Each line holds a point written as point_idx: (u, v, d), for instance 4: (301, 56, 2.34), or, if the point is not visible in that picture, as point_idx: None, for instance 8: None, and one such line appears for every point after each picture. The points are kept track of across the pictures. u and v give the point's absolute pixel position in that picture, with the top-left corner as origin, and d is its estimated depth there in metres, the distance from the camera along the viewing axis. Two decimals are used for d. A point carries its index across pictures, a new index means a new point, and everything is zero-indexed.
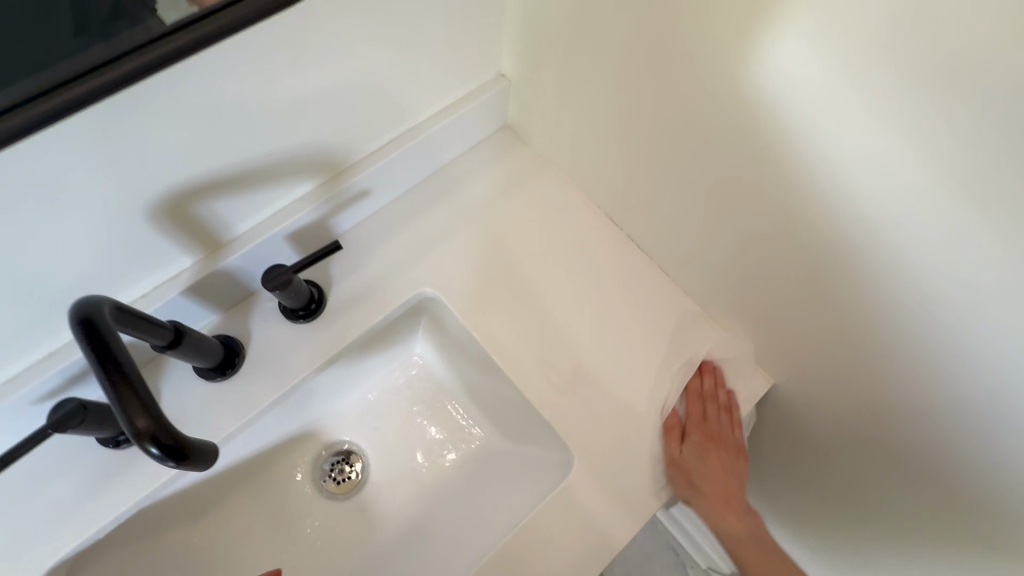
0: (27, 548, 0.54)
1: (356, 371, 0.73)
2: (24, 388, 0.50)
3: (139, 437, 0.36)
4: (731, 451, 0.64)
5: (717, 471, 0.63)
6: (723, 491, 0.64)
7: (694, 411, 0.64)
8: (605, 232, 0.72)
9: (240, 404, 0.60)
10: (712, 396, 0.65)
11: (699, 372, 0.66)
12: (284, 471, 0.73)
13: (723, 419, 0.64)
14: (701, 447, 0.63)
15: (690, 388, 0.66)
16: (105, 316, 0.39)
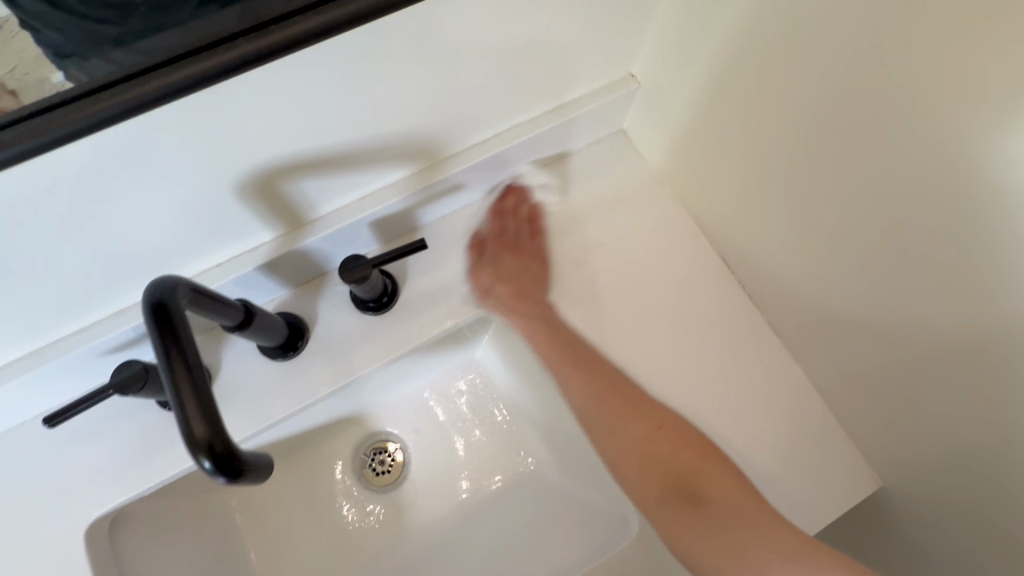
0: (76, 493, 0.54)
1: (413, 367, 0.70)
2: (95, 340, 0.50)
3: (194, 446, 0.33)
4: (525, 252, 0.62)
5: (517, 269, 0.61)
6: (521, 285, 0.60)
7: (495, 230, 0.63)
8: (507, 188, 0.64)
9: (296, 389, 0.57)
10: (514, 213, 0.63)
11: (503, 192, 0.64)
12: (326, 452, 0.71)
13: (524, 230, 0.63)
14: (497, 256, 0.62)
15: (490, 211, 0.64)
16: (178, 301, 0.36)
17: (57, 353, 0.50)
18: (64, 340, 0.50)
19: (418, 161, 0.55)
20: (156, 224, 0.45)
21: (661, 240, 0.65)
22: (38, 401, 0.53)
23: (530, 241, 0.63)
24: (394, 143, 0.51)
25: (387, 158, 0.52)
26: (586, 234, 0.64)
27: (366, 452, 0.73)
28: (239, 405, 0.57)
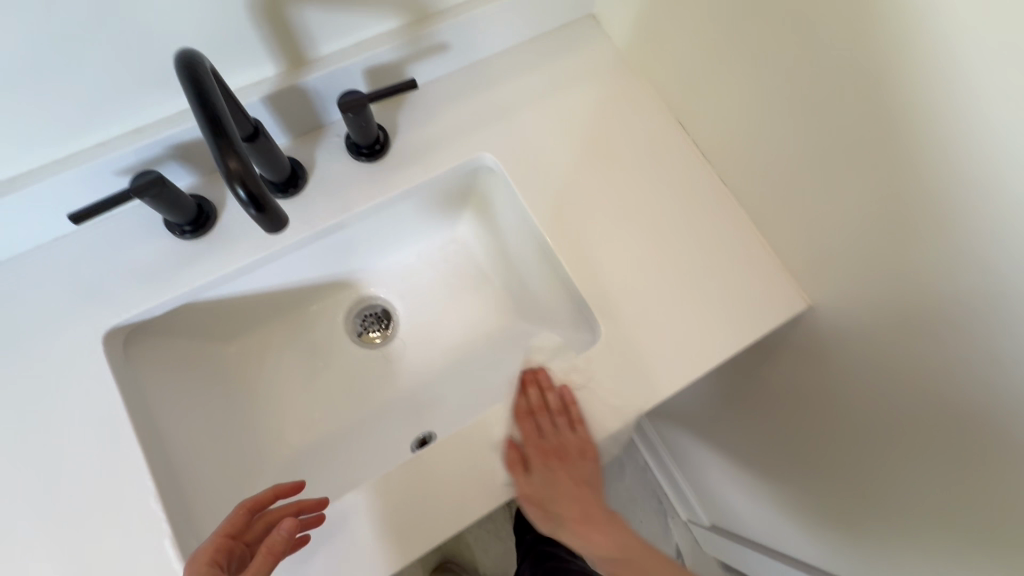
0: (90, 307, 0.59)
1: (401, 232, 0.76)
2: (109, 155, 0.55)
3: (229, 178, 0.39)
4: (572, 455, 0.65)
5: (560, 483, 0.65)
6: (579, 502, 0.66)
7: (525, 436, 0.63)
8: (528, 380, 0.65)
9: (296, 224, 0.63)
10: (541, 407, 0.64)
11: (526, 384, 0.65)
12: (320, 312, 0.77)
13: (559, 422, 0.63)
14: (545, 466, 0.64)
15: (530, 400, 0.64)
16: (206, 67, 0.42)
17: (78, 162, 0.55)
18: (86, 153, 0.55)
19: (409, 14, 0.61)
20: (170, 34, 0.51)
21: (626, 108, 0.72)
22: (46, 214, 0.57)
23: (584, 457, 0.65)
24: None
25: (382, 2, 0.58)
26: (560, 100, 0.71)
27: (356, 314, 0.79)
28: (242, 235, 0.62)
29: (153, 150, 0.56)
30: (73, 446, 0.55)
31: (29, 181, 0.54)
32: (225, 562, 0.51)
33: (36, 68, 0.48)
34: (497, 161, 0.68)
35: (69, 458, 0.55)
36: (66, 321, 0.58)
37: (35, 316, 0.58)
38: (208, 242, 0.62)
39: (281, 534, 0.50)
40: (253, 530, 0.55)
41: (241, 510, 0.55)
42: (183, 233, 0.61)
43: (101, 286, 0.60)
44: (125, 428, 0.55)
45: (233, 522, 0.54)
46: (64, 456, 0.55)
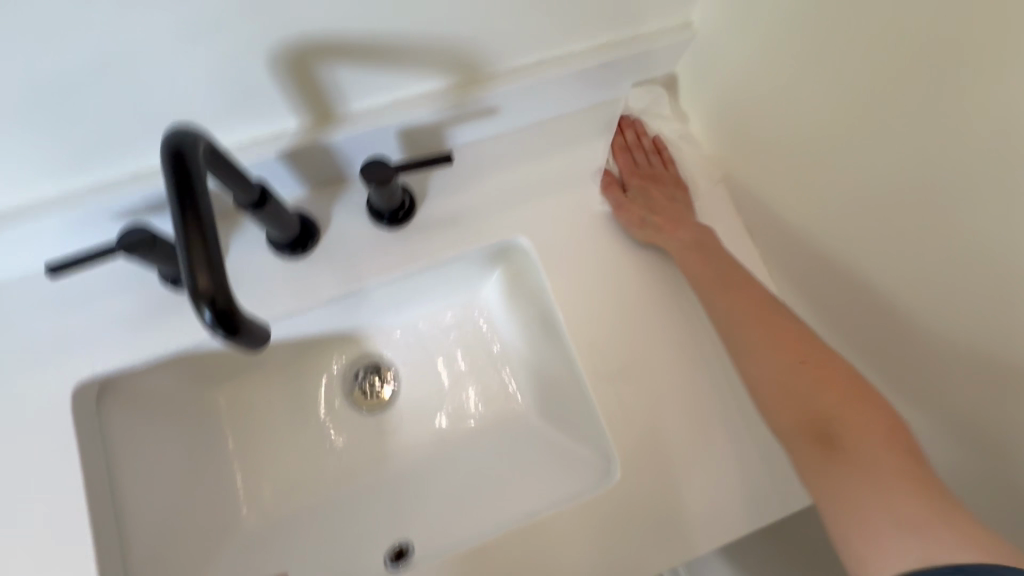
0: (66, 354, 0.54)
1: (418, 294, 0.69)
2: (105, 200, 0.49)
3: (197, 296, 0.33)
4: (667, 182, 0.65)
5: (664, 198, 0.63)
6: (673, 213, 0.61)
7: (625, 164, 0.66)
8: (622, 126, 0.68)
9: (302, 288, 0.57)
10: (638, 146, 0.67)
11: (619, 129, 0.68)
12: (318, 364, 0.71)
13: (654, 160, 0.67)
14: (642, 187, 0.64)
15: (614, 147, 0.67)
16: (198, 152, 0.36)
17: (68, 206, 0.49)
18: (78, 197, 0.50)
19: (456, 75, 0.53)
20: (183, 86, 0.44)
21: (690, 202, 0.63)
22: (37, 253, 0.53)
23: (677, 187, 0.64)
24: (436, 47, 0.49)
25: (426, 61, 0.50)
26: (614, 185, 0.62)
27: (354, 375, 0.72)
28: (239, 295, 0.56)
29: (154, 197, 0.51)
30: (20, 515, 0.50)
31: (14, 219, 0.49)
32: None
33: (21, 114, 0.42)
34: (530, 247, 0.60)
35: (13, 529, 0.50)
36: (38, 365, 0.53)
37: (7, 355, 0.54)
38: None
39: None
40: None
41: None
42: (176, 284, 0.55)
43: (79, 331, 0.55)
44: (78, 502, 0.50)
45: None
46: (7, 525, 0.50)
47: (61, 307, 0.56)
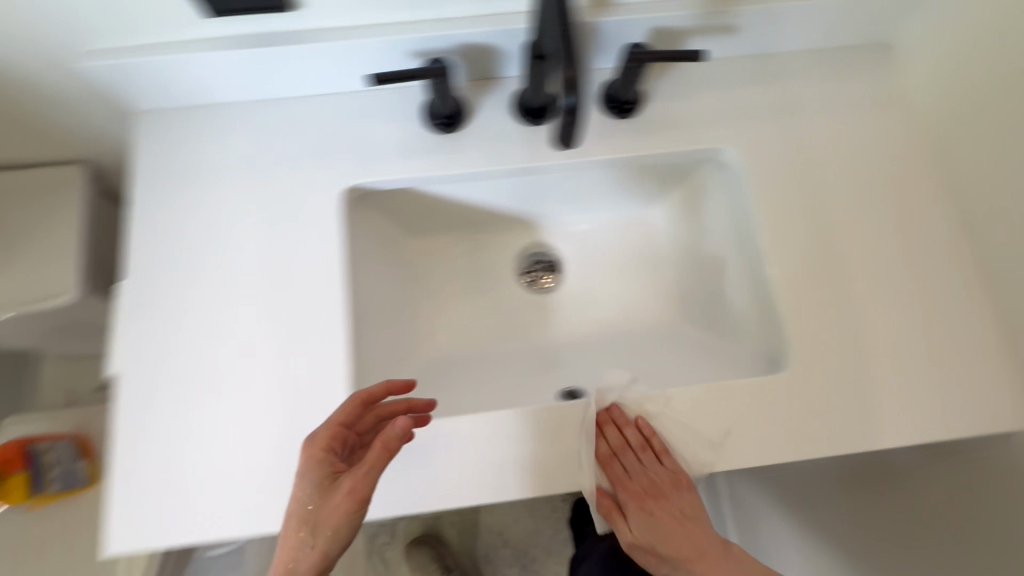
0: (337, 164, 0.63)
1: (603, 197, 0.77)
2: (408, 35, 0.57)
3: None
4: (668, 490, 0.60)
5: (682, 534, 0.61)
6: (685, 531, 0.61)
7: (633, 490, 0.61)
8: (599, 417, 0.60)
9: (533, 152, 0.65)
10: (623, 446, 0.60)
11: (600, 430, 0.60)
12: (497, 240, 0.80)
13: (637, 462, 0.60)
14: (678, 517, 0.61)
15: (601, 457, 0.60)
16: None
17: (384, 31, 0.58)
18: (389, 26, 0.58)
19: None
20: None
21: (890, 149, 0.67)
22: (332, 67, 0.61)
23: (679, 488, 0.61)
24: None
25: None
26: (821, 122, 0.67)
27: (525, 257, 0.81)
28: (486, 147, 0.64)
29: (444, 43, 0.58)
30: (290, 280, 0.60)
31: (332, 37, 0.58)
32: (340, 447, 0.54)
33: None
34: (740, 158, 0.65)
35: (282, 290, 0.59)
36: (313, 170, 0.63)
37: (285, 156, 0.63)
38: (454, 142, 0.64)
39: (395, 430, 0.51)
40: (363, 421, 0.57)
41: (355, 405, 0.55)
42: (435, 123, 0.64)
43: (345, 148, 0.63)
44: (338, 277, 0.60)
45: (348, 413, 0.54)
46: (279, 286, 0.60)
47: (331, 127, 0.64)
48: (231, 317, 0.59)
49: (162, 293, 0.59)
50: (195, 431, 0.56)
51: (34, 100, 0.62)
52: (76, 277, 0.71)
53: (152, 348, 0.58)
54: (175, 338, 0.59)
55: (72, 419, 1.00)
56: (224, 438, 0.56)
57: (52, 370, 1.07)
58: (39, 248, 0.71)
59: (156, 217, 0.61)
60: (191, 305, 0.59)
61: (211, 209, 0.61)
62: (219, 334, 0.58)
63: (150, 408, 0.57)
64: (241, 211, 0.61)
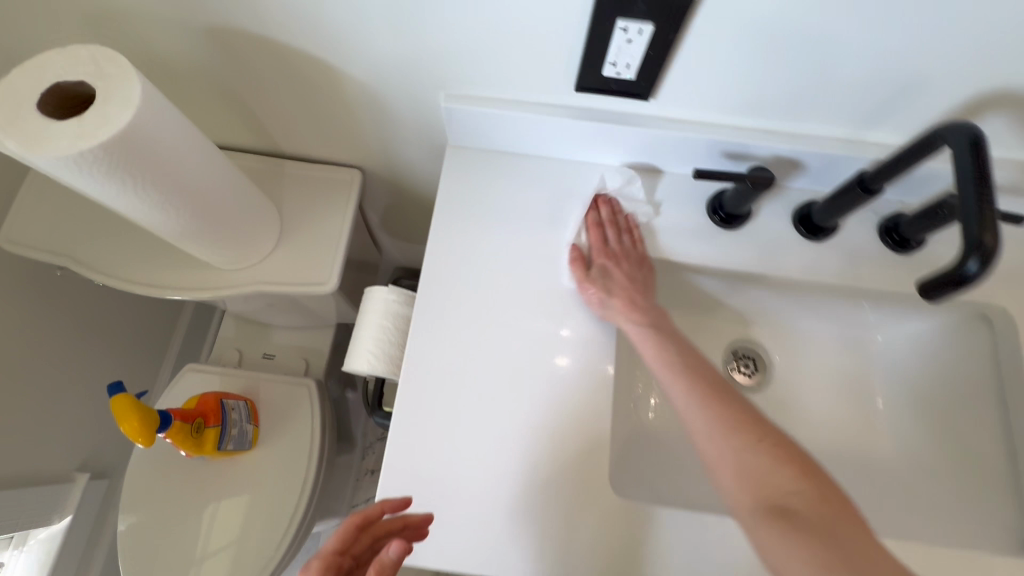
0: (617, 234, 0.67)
1: (836, 313, 0.77)
2: (731, 139, 0.61)
3: (973, 249, 0.42)
4: (631, 260, 0.64)
5: (627, 278, 0.62)
6: (625, 288, 0.61)
7: (597, 250, 0.64)
8: (597, 200, 0.67)
9: (806, 264, 0.66)
10: (611, 221, 0.66)
11: (595, 204, 0.67)
12: (711, 326, 0.81)
13: (624, 237, 0.65)
14: (603, 266, 0.63)
15: (587, 222, 0.66)
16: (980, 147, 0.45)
17: (713, 129, 0.61)
18: (716, 125, 0.62)
19: None
20: (878, 86, 0.55)
21: None
22: (643, 148, 0.64)
23: (640, 267, 0.64)
24: None
25: None
26: None
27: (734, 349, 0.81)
28: (759, 248, 0.66)
29: (760, 151, 0.62)
30: (564, 330, 0.63)
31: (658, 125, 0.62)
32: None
33: (792, 59, 0.53)
34: None
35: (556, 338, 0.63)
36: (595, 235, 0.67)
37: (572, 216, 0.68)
38: (731, 237, 0.67)
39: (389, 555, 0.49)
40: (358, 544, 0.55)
41: (349, 528, 0.54)
42: (718, 215, 0.67)
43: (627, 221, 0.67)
44: (610, 337, 0.63)
45: (341, 539, 0.54)
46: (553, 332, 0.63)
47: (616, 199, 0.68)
48: (506, 351, 0.62)
49: (447, 315, 0.63)
50: (457, 457, 0.58)
51: (368, 116, 0.70)
52: (337, 271, 0.78)
53: (430, 365, 0.61)
54: (447, 352, 0.61)
55: (243, 380, 1.08)
56: (481, 472, 0.57)
57: (231, 327, 1.16)
58: (312, 236, 0.79)
59: (452, 244, 0.66)
60: (472, 332, 0.63)
61: (503, 248, 0.66)
62: (489, 360, 0.61)
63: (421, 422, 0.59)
64: (527, 256, 0.66)
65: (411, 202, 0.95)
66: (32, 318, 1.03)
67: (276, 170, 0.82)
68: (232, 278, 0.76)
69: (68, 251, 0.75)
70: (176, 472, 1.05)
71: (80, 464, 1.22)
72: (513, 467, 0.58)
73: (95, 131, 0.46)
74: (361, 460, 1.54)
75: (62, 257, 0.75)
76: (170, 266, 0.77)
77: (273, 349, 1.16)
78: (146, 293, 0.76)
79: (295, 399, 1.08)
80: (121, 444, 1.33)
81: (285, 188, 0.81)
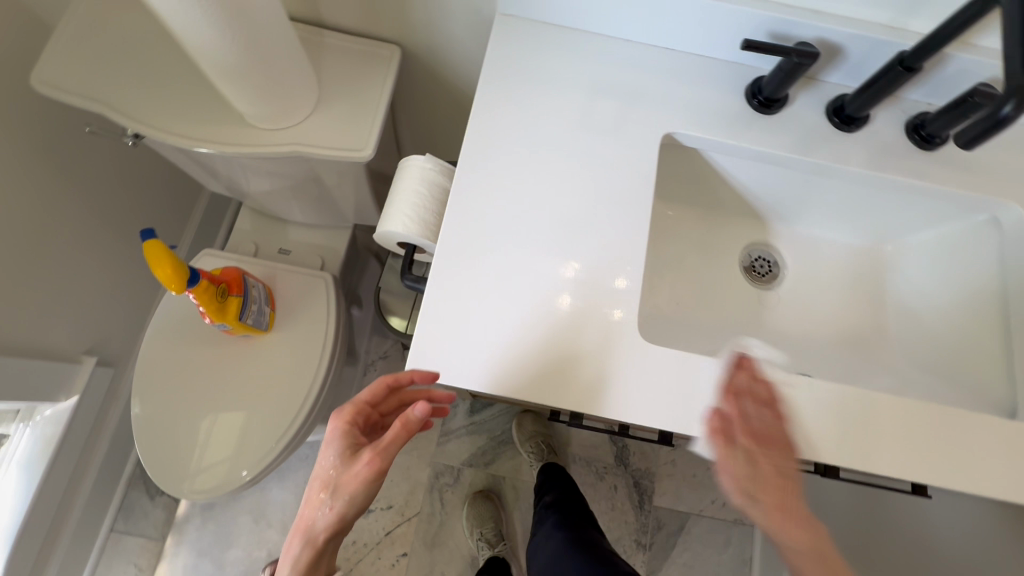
0: (656, 111, 0.69)
1: (852, 218, 0.80)
2: (775, 14, 0.63)
3: (1013, 91, 0.46)
4: (774, 447, 0.50)
5: (750, 470, 0.49)
6: (777, 492, 0.49)
7: (738, 412, 0.52)
8: (739, 361, 0.54)
9: (833, 152, 0.69)
10: (750, 392, 0.52)
11: (733, 363, 0.54)
12: (731, 228, 0.84)
13: (765, 414, 0.51)
14: (749, 454, 0.50)
15: (728, 385, 0.53)
16: None
17: (757, 5, 0.63)
18: (767, 3, 0.64)
19: None
20: None
21: None
22: (694, 25, 0.66)
23: (787, 453, 0.50)
24: None
25: None
26: None
27: (751, 252, 0.84)
28: (793, 136, 0.69)
29: (800, 31, 0.64)
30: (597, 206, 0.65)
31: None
32: (362, 423, 0.61)
33: None
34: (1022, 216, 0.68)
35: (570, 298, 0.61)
36: (635, 109, 0.69)
37: (612, 89, 0.69)
38: (766, 122, 0.69)
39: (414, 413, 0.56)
40: (386, 403, 0.63)
41: (382, 386, 0.61)
42: (755, 98, 0.69)
43: (666, 99, 0.69)
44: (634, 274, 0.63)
45: (373, 392, 0.61)
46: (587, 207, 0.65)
47: (657, 78, 0.70)
48: (519, 277, 0.62)
49: (484, 185, 0.65)
50: (487, 309, 0.60)
51: None
52: (374, 140, 0.78)
53: (466, 229, 0.63)
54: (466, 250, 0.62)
55: (261, 269, 1.09)
56: None
57: (248, 221, 1.16)
58: (350, 104, 0.80)
59: (523, 156, 0.67)
60: (506, 202, 0.65)
61: (541, 163, 0.67)
62: (499, 282, 0.61)
63: (453, 277, 0.61)
64: (590, 196, 0.66)
65: (443, 96, 0.96)
66: (52, 188, 1.03)
67: (315, 39, 0.82)
68: (269, 138, 0.77)
69: (98, 96, 0.74)
70: (189, 353, 1.06)
71: (88, 349, 1.22)
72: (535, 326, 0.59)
73: None
74: (363, 376, 1.56)
75: (93, 102, 0.73)
76: (202, 121, 0.76)
77: (289, 245, 1.16)
78: (175, 144, 0.76)
79: (312, 290, 1.10)
80: (128, 337, 1.33)
81: (324, 57, 0.81)
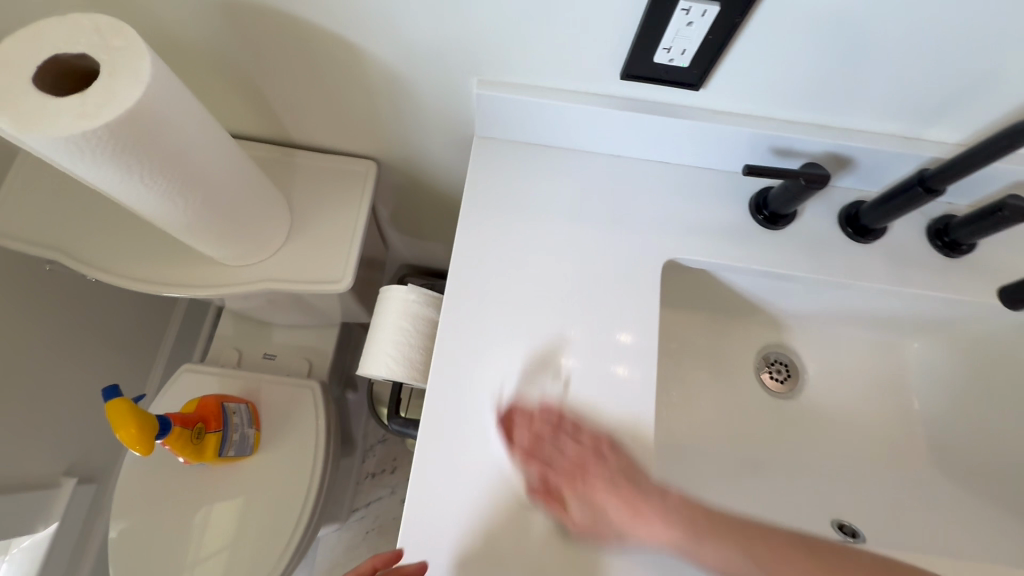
0: (652, 231, 0.63)
1: (873, 319, 0.73)
2: (774, 133, 0.58)
3: None
4: (591, 463, 0.53)
5: (544, 427, 0.54)
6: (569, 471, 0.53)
7: (524, 443, 0.54)
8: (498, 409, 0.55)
9: (850, 265, 0.63)
10: (529, 428, 0.54)
11: (501, 421, 0.55)
12: (741, 331, 0.77)
13: (561, 441, 0.54)
14: (522, 453, 0.53)
15: (505, 430, 0.54)
16: None
17: (753, 123, 0.59)
18: (767, 120, 0.59)
19: None
20: (928, 80, 0.53)
21: None
22: (690, 143, 0.61)
23: (599, 458, 0.53)
24: None
25: None
26: None
27: (764, 355, 0.77)
28: (804, 250, 0.63)
29: (802, 146, 0.59)
30: (600, 338, 0.58)
31: (698, 117, 0.59)
32: None
33: (845, 50, 0.50)
34: None
35: (574, 360, 0.57)
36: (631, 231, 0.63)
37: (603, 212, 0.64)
38: (773, 238, 0.64)
39: None
40: None
41: None
42: (760, 214, 0.64)
43: (661, 219, 0.64)
44: (640, 356, 0.58)
45: None
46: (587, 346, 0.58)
47: (649, 195, 0.65)
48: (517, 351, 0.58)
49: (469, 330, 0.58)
50: (487, 411, 0.55)
51: (392, 106, 0.66)
52: (353, 267, 0.73)
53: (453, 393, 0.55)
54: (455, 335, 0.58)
55: (244, 382, 1.02)
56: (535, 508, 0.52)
57: (230, 326, 1.11)
58: (326, 229, 0.75)
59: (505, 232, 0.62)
60: (497, 345, 0.58)
61: (528, 235, 0.62)
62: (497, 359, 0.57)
63: (447, 438, 0.54)
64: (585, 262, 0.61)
65: (426, 199, 0.91)
66: (20, 313, 0.97)
67: (286, 160, 0.77)
68: (241, 274, 0.72)
69: (60, 246, 0.69)
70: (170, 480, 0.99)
71: (66, 469, 1.15)
72: (546, 494, 0.53)
73: (99, 110, 0.41)
74: (361, 463, 1.49)
75: (54, 253, 0.69)
76: (174, 261, 0.72)
77: (273, 349, 1.11)
78: (143, 289, 0.71)
79: (299, 401, 1.03)
80: (109, 447, 1.26)
81: (296, 179, 0.76)
